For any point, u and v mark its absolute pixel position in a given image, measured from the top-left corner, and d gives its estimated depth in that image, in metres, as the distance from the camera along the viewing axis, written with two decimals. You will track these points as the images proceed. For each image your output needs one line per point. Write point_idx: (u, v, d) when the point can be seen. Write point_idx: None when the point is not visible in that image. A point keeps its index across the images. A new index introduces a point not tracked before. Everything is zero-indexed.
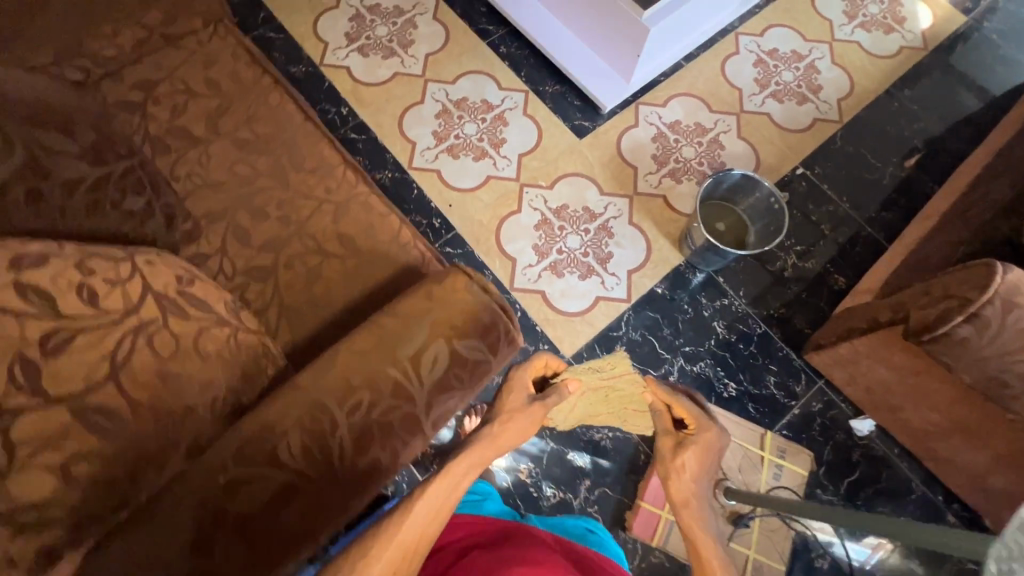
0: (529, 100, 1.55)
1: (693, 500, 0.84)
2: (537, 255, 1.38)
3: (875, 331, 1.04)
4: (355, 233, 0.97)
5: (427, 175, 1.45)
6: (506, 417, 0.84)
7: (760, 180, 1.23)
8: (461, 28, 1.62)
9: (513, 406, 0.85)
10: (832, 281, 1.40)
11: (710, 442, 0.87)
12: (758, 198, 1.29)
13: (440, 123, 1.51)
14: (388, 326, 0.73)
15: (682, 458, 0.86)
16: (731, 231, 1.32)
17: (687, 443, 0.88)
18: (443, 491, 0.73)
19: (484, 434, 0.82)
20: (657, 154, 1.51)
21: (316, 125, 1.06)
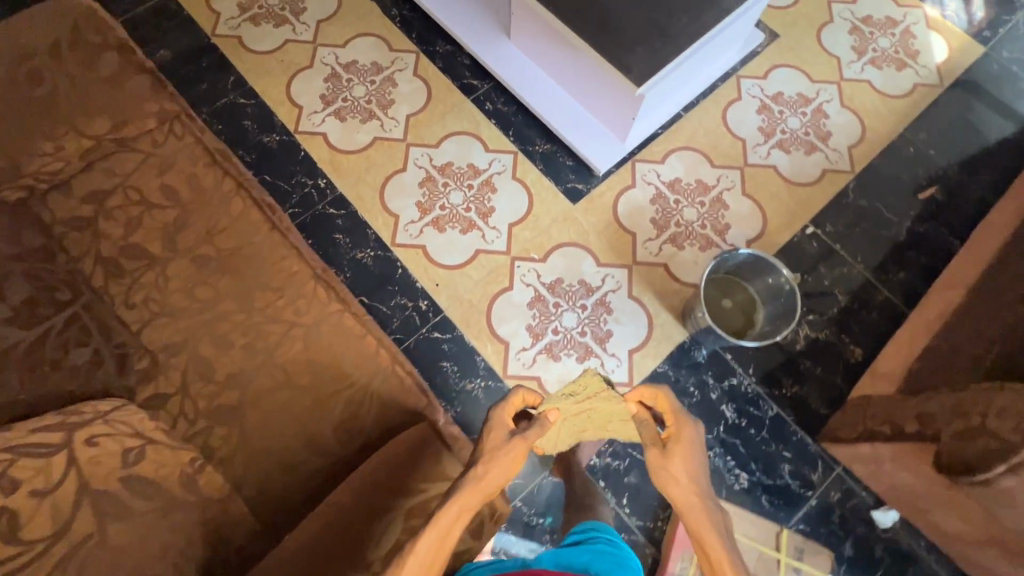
0: (517, 162, 1.46)
1: (701, 513, 0.65)
2: (531, 337, 1.30)
3: (900, 441, 0.96)
4: (329, 362, 0.89)
5: (412, 251, 1.36)
6: (484, 466, 0.63)
7: (777, 263, 1.14)
8: (443, 85, 1.53)
9: (494, 448, 0.65)
10: (848, 354, 1.31)
11: (687, 438, 0.70)
12: (771, 279, 1.19)
13: (425, 193, 1.42)
14: (355, 522, 0.73)
15: (671, 459, 0.68)
16: (738, 311, 1.23)
17: (671, 442, 0.69)
18: (429, 548, 0.58)
19: (463, 496, 0.61)
20: (657, 217, 1.42)
21: (283, 234, 0.98)
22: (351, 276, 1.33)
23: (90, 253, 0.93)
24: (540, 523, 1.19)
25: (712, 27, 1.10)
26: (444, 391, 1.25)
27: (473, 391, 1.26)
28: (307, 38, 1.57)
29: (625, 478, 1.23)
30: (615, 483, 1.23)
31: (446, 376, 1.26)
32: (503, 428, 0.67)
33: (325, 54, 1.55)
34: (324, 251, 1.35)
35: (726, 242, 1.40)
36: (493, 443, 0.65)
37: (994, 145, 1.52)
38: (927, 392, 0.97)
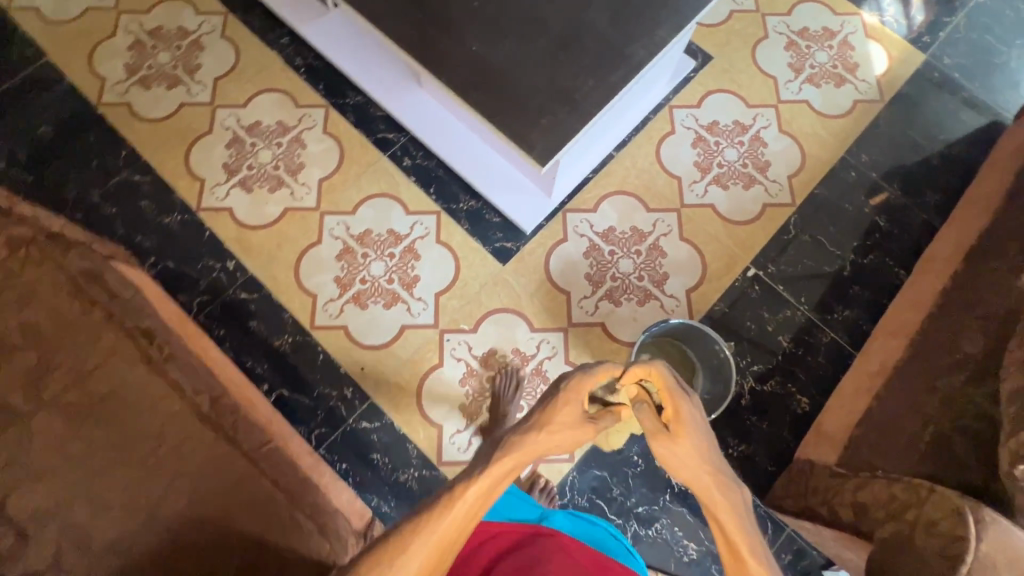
0: (441, 223, 1.37)
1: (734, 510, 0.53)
2: (465, 417, 1.24)
3: (836, 529, 0.92)
4: (218, 515, 0.82)
5: (333, 333, 1.28)
6: (554, 436, 0.53)
7: (715, 333, 1.13)
8: (357, 141, 1.42)
9: (569, 419, 0.53)
10: (795, 404, 1.26)
11: (697, 426, 0.55)
12: (706, 350, 1.17)
13: (344, 266, 1.33)
14: None
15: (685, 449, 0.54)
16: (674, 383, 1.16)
17: (676, 427, 0.54)
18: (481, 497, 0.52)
19: (517, 459, 0.53)
20: (591, 272, 1.35)
21: (161, 366, 0.89)
22: (269, 367, 1.25)
23: None
24: None
25: (620, 92, 1.01)
26: (377, 484, 1.19)
27: (407, 482, 1.19)
28: (204, 99, 1.44)
29: None
30: None
31: (379, 469, 1.20)
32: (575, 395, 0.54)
33: (226, 117, 1.43)
34: (238, 342, 1.26)
35: (665, 294, 1.34)
36: (571, 416, 0.53)
37: (938, 163, 1.46)
38: (863, 474, 0.93)
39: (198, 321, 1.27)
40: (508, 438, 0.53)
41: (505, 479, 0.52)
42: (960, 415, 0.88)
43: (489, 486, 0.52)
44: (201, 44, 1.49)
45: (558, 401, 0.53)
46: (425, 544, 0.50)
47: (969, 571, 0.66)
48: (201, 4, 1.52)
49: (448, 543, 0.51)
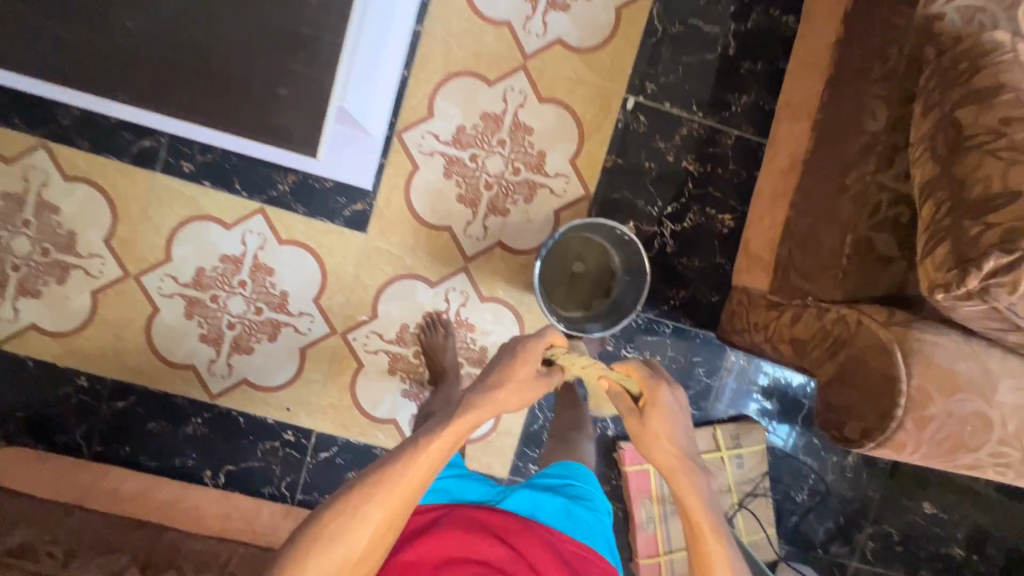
0: (272, 219, 1.12)
1: (683, 465, 0.70)
2: (413, 401, 1.18)
3: (787, 365, 0.90)
4: None
5: (237, 392, 1.15)
6: (504, 391, 0.70)
7: (604, 220, 0.98)
8: (114, 170, 1.09)
9: (524, 375, 0.71)
10: (720, 226, 1.18)
11: (664, 408, 0.71)
12: (613, 238, 1.04)
13: (201, 321, 1.13)
14: None
15: (651, 424, 0.71)
16: (593, 281, 1.10)
17: (649, 410, 0.71)
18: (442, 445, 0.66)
19: (476, 412, 0.69)
20: (463, 192, 1.15)
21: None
22: (198, 455, 1.15)
23: None
24: None
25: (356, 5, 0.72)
26: None
27: None
28: None
29: None
30: None
31: None
32: (535, 360, 0.72)
33: None
34: (151, 450, 1.14)
35: (549, 176, 1.16)
36: (519, 374, 0.71)
37: None
38: (795, 305, 0.89)
39: (94, 452, 1.13)
40: (471, 397, 0.69)
41: (469, 426, 0.68)
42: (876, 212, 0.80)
43: (455, 431, 0.67)
44: None
45: (512, 363, 0.72)
46: (400, 472, 0.64)
47: (905, 412, 0.64)
48: None
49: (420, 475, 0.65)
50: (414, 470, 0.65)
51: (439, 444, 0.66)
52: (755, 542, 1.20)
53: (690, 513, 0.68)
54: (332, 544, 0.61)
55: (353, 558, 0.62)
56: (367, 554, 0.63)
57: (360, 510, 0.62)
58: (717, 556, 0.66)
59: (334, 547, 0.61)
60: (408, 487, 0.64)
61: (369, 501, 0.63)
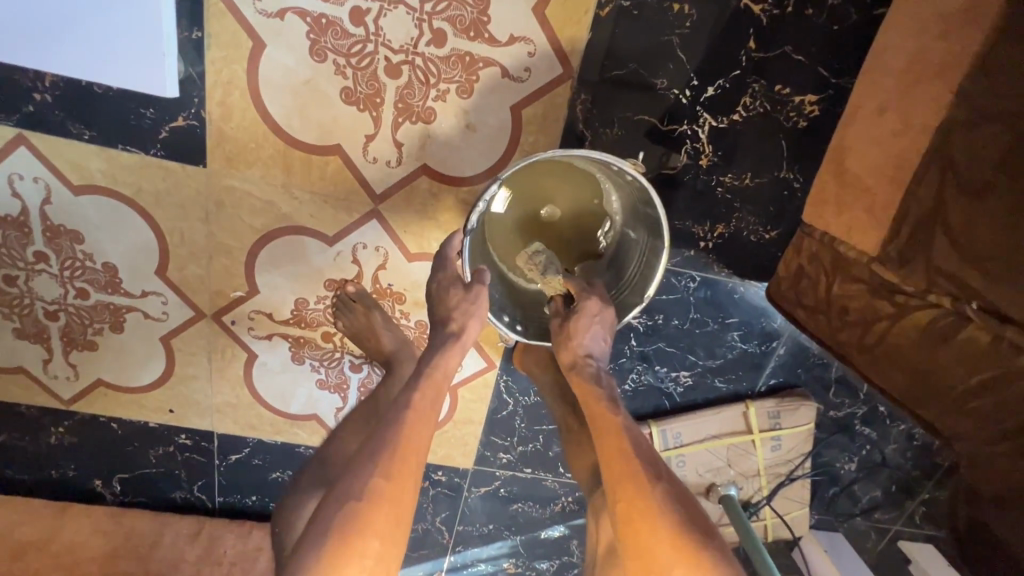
0: (49, 154, 0.69)
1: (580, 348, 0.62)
2: (335, 392, 0.87)
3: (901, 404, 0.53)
4: None
5: (96, 396, 0.85)
6: (458, 322, 0.60)
7: (604, 156, 0.55)
8: None
9: (458, 302, 0.61)
10: (795, 117, 0.69)
11: (586, 314, 0.62)
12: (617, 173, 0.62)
13: (7, 312, 0.78)
14: None
15: (568, 330, 0.62)
16: (572, 226, 0.68)
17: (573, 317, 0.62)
18: (426, 402, 0.55)
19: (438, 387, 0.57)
20: (351, 84, 0.66)
21: None
22: (77, 466, 0.91)
23: None
24: (494, 527, 1.02)
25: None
26: None
27: None
28: None
29: (550, 452, 0.94)
30: (542, 462, 0.95)
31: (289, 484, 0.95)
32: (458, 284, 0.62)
33: None
34: (13, 464, 0.89)
35: (497, 44, 0.66)
36: (454, 301, 0.61)
37: None
38: (935, 306, 0.48)
39: None
40: (430, 356, 0.59)
41: (446, 376, 0.58)
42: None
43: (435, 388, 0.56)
44: None
45: (440, 301, 0.62)
46: (397, 437, 0.51)
47: None
48: None
49: (421, 414, 0.54)
50: (410, 424, 0.52)
51: (425, 395, 0.55)
52: (781, 524, 0.97)
53: (584, 403, 0.59)
54: (351, 550, 0.45)
55: (376, 564, 0.46)
56: (390, 543, 0.47)
57: (366, 494, 0.48)
58: (613, 440, 0.55)
59: (353, 553, 0.45)
60: (409, 454, 0.51)
61: (371, 479, 0.48)
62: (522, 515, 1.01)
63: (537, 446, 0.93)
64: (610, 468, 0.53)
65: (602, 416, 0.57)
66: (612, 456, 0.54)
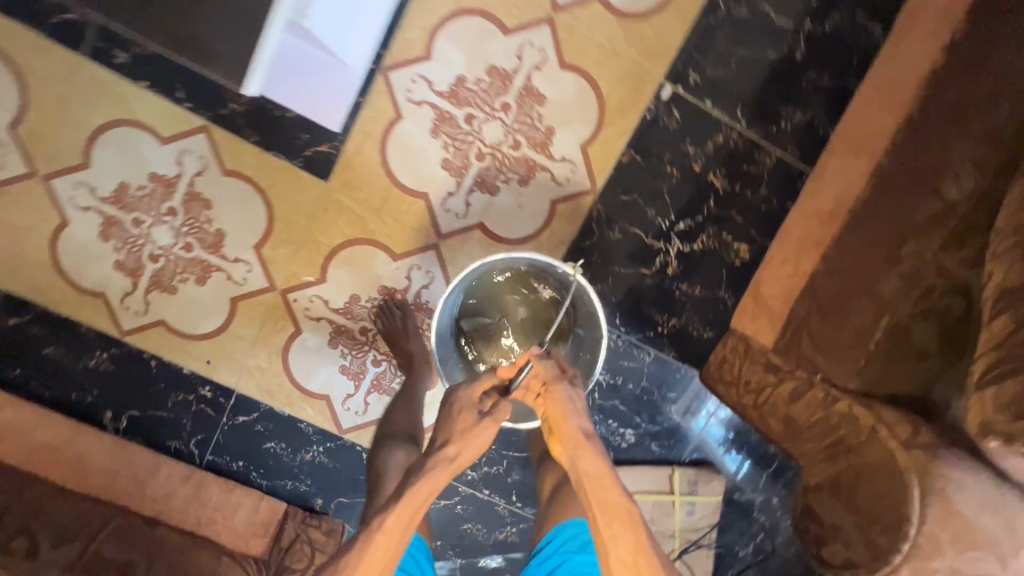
0: (220, 144, 0.94)
1: (579, 432, 0.70)
2: (351, 380, 1.05)
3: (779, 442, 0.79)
4: None
5: (152, 334, 1.00)
6: (455, 447, 0.71)
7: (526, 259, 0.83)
8: (30, 45, 0.89)
9: (464, 426, 0.73)
10: (733, 257, 1.02)
11: (567, 398, 0.72)
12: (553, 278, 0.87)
13: (119, 246, 0.97)
14: None
15: (558, 410, 0.71)
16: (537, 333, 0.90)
17: (554, 398, 0.72)
18: (421, 492, 0.68)
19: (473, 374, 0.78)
20: (450, 157, 0.97)
21: None
22: (100, 393, 1.02)
23: None
24: (440, 544, 1.13)
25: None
26: (284, 471, 1.07)
27: (315, 460, 1.07)
28: None
29: (508, 478, 1.11)
30: (500, 487, 1.11)
31: (279, 457, 1.07)
32: (474, 405, 0.74)
33: None
34: (44, 377, 1.00)
35: (552, 159, 0.98)
36: (465, 425, 0.73)
37: None
38: (798, 378, 0.76)
39: None
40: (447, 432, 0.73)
41: (451, 465, 0.71)
42: (916, 290, 0.68)
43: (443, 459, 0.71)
44: None
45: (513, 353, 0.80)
46: (390, 517, 0.67)
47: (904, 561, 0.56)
48: None
49: (409, 506, 0.68)
50: (404, 505, 0.68)
51: (423, 485, 0.69)
52: None
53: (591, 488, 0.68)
54: None
55: None
56: None
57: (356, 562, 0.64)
58: (624, 532, 0.65)
59: None
60: (397, 532, 0.66)
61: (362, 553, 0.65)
62: (470, 536, 1.13)
63: (499, 468, 1.10)
64: (622, 556, 0.65)
65: (611, 517, 0.66)
66: (621, 546, 0.65)
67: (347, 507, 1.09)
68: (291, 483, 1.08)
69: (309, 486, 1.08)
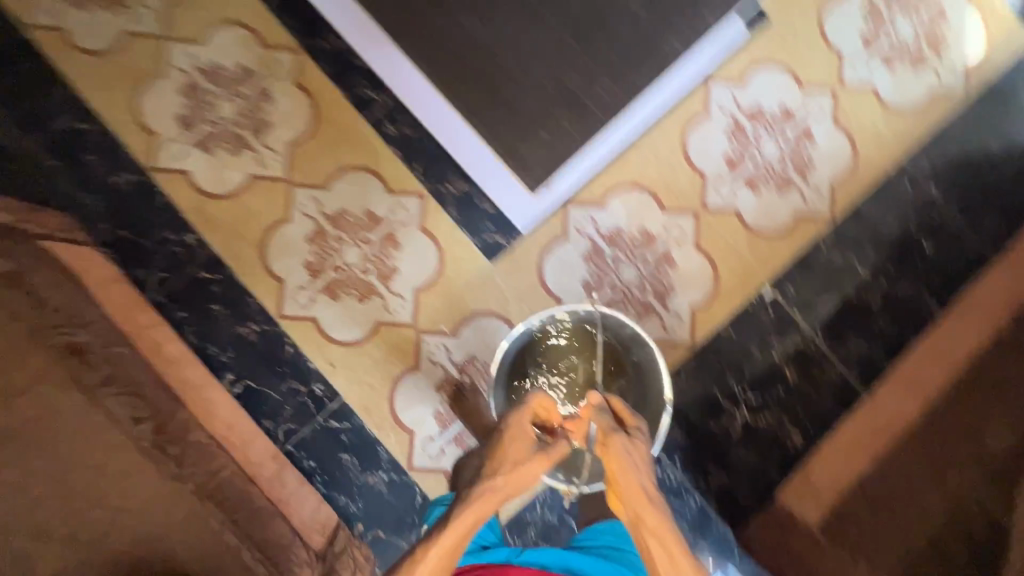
0: (427, 209, 1.21)
1: (636, 482, 0.80)
2: (439, 426, 1.18)
3: None
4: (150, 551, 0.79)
5: (302, 325, 1.19)
6: (505, 471, 0.83)
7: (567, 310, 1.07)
8: (332, 99, 1.21)
9: (516, 458, 0.85)
10: (786, 441, 1.19)
11: (622, 448, 0.83)
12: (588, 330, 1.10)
13: (315, 251, 1.20)
14: None
15: (613, 456, 0.82)
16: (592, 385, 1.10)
17: (609, 444, 0.84)
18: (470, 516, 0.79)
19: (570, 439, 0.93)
20: (590, 279, 1.21)
21: (86, 388, 0.82)
22: (235, 356, 1.18)
23: None
24: None
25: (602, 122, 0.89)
26: (344, 485, 1.16)
27: (375, 485, 1.16)
28: (151, 29, 1.21)
29: None
30: None
31: (346, 470, 1.17)
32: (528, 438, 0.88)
33: (179, 56, 1.21)
34: (201, 327, 1.18)
35: (666, 310, 1.21)
36: (514, 452, 0.86)
37: (1016, 178, 1.22)
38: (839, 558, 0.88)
39: (156, 299, 1.17)
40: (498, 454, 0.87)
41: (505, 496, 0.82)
42: (957, 521, 0.85)
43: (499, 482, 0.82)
44: None
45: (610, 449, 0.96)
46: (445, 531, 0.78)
47: None
48: None
49: (457, 531, 0.78)
50: (458, 522, 0.79)
51: (477, 505, 0.80)
52: None
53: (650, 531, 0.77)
54: None
55: None
56: None
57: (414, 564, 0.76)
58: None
59: None
60: (449, 548, 0.77)
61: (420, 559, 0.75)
62: None
63: None
64: None
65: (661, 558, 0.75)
66: None
67: (381, 543, 1.15)
68: (344, 498, 1.16)
69: (358, 508, 1.16)
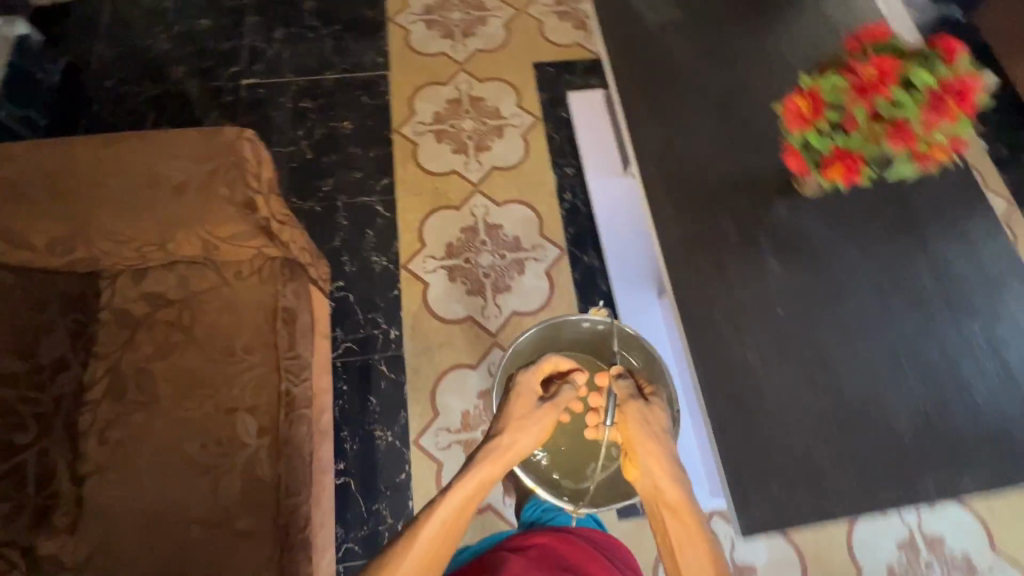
0: None
1: (656, 452, 0.79)
2: None
3: None
4: None
5: (426, 463, 1.21)
6: (513, 433, 0.81)
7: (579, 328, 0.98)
8: (567, 299, 1.37)
9: (525, 416, 0.82)
10: None
11: (637, 417, 0.82)
12: (598, 341, 1.01)
13: (477, 407, 1.26)
14: None
15: (631, 425, 0.81)
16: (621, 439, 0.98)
17: (625, 414, 0.82)
18: (476, 481, 0.75)
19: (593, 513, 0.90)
20: None
21: (270, 437, 0.87)
22: (357, 451, 1.22)
23: (107, 359, 0.89)
24: None
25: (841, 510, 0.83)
26: None
27: None
28: (472, 177, 1.49)
29: None
30: None
31: None
32: (535, 395, 0.85)
33: (478, 204, 1.46)
34: (350, 408, 1.25)
35: None
36: (520, 415, 0.83)
37: None
38: None
39: (335, 363, 1.28)
40: (510, 418, 0.83)
41: (513, 455, 0.80)
42: None
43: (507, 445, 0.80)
44: (502, 133, 1.55)
45: None
46: (455, 496, 0.73)
47: None
48: (524, 100, 1.60)
49: (467, 488, 0.74)
50: (470, 490, 0.74)
51: (486, 470, 0.77)
52: None
53: (670, 503, 0.77)
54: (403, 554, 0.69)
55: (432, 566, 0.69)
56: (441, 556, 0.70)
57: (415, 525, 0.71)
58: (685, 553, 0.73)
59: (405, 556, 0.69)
60: (459, 516, 0.72)
61: (424, 521, 0.71)
62: None
63: None
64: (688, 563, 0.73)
65: (678, 517, 0.75)
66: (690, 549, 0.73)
67: None
68: None
69: None
